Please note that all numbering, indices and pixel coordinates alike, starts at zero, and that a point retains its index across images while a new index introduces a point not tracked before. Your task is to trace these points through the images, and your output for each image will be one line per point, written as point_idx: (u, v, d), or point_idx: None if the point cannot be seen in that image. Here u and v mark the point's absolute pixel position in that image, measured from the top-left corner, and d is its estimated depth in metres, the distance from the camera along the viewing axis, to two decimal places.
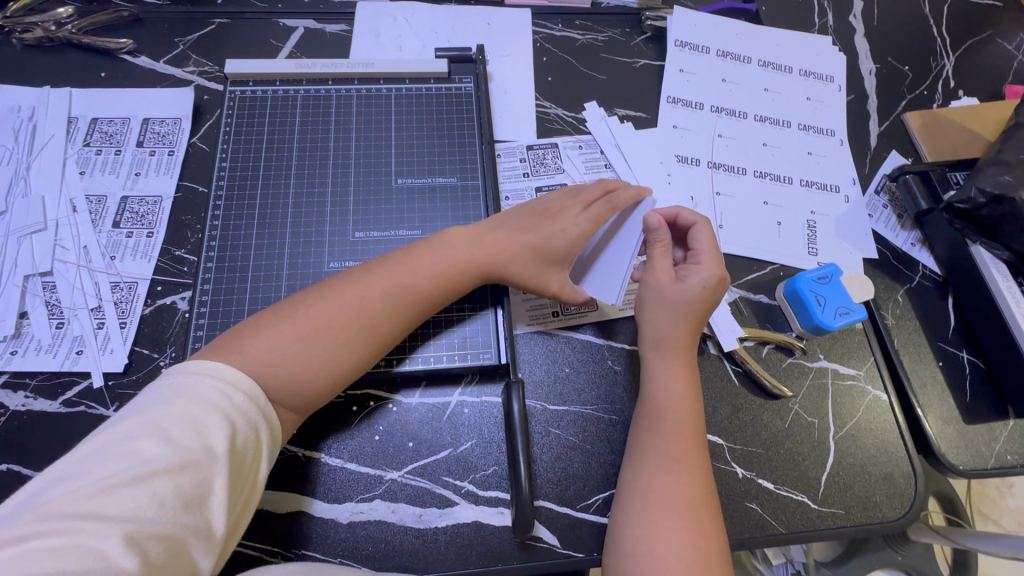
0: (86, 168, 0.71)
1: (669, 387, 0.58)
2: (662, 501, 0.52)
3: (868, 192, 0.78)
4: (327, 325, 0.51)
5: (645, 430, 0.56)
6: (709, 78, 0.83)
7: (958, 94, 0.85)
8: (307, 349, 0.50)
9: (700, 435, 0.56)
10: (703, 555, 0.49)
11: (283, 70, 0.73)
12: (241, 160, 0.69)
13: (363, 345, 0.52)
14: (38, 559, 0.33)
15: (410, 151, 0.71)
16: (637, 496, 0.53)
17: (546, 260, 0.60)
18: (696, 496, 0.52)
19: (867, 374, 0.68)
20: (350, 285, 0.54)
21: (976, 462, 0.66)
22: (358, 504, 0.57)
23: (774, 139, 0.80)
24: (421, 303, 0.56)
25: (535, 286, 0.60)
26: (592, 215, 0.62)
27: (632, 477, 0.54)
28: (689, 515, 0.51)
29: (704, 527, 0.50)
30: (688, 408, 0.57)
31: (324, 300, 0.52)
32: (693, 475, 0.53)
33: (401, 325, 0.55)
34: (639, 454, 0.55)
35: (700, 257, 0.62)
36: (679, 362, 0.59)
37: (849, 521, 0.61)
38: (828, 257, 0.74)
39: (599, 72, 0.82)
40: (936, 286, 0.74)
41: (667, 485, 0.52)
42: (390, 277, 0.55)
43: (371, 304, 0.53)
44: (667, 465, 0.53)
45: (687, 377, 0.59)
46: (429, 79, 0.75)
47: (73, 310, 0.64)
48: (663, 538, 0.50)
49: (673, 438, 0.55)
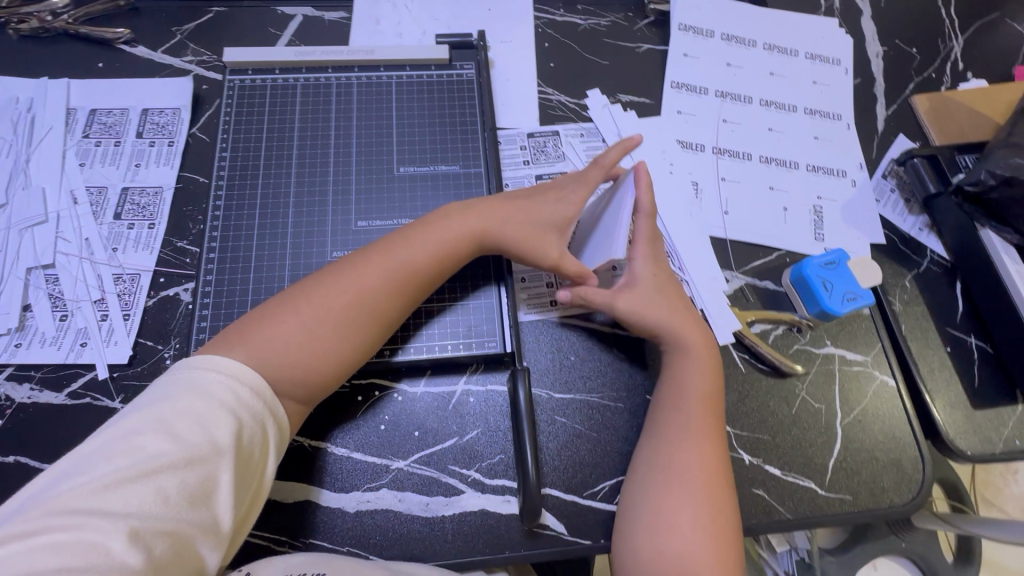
0: (86, 160, 0.70)
1: (695, 376, 0.58)
2: (679, 480, 0.52)
3: (876, 177, 0.77)
4: (327, 311, 0.51)
5: (668, 414, 0.56)
6: (713, 63, 0.82)
7: (967, 77, 0.84)
8: (309, 336, 0.50)
9: (721, 424, 0.56)
10: (714, 533, 0.50)
11: (282, 58, 0.72)
12: (242, 150, 0.68)
13: (364, 328, 0.52)
14: (45, 554, 0.33)
15: (412, 139, 0.71)
16: (656, 472, 0.54)
17: (539, 231, 0.59)
18: (712, 476, 0.53)
19: (874, 360, 0.67)
20: (345, 271, 0.54)
21: (984, 447, 0.66)
22: (365, 494, 0.57)
23: (780, 123, 0.79)
24: (418, 283, 0.55)
25: (531, 253, 0.58)
26: (583, 192, 0.61)
27: (653, 453, 0.55)
28: (705, 495, 0.52)
29: (719, 506, 0.52)
30: (711, 392, 0.57)
31: (321, 288, 0.52)
32: (712, 460, 0.54)
33: (400, 307, 0.55)
34: (659, 434, 0.56)
35: (639, 248, 0.61)
36: (699, 350, 0.59)
37: (856, 506, 0.61)
38: (835, 243, 0.73)
39: (602, 58, 0.81)
40: (944, 271, 0.73)
41: (691, 469, 0.53)
42: (386, 259, 0.55)
43: (370, 287, 0.53)
44: (690, 450, 0.54)
45: (707, 363, 0.58)
46: (430, 66, 0.74)
47: (77, 303, 0.63)
48: (677, 515, 0.51)
49: (692, 422, 0.55)
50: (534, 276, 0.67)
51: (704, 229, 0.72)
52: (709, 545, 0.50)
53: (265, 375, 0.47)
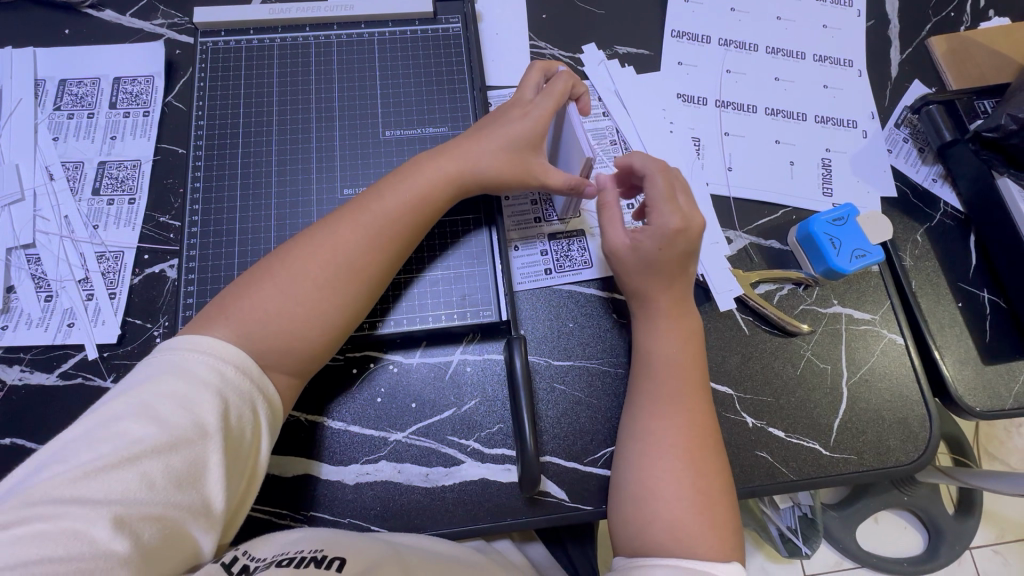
0: (60, 134, 0.67)
1: (668, 342, 0.56)
2: (656, 442, 0.52)
3: (888, 126, 0.73)
4: (307, 276, 0.49)
5: (638, 383, 0.55)
6: (716, 9, 0.77)
7: (988, 15, 0.78)
8: (291, 303, 0.48)
9: (699, 382, 0.55)
10: (700, 492, 0.49)
11: (256, 16, 0.67)
12: (218, 118, 0.65)
13: (349, 292, 0.50)
14: (24, 545, 0.33)
15: (398, 100, 0.67)
16: (635, 439, 0.53)
17: (518, 153, 0.57)
18: (690, 434, 0.52)
19: (883, 318, 0.65)
20: (322, 233, 0.51)
21: (994, 403, 0.64)
22: (364, 466, 0.57)
23: (787, 72, 0.75)
24: (397, 229, 0.53)
25: (516, 177, 0.57)
26: (550, 104, 0.57)
27: (630, 420, 0.54)
28: (686, 456, 0.51)
29: (702, 466, 0.51)
30: (678, 352, 0.55)
31: (299, 251, 0.50)
32: (693, 423, 0.52)
33: (382, 262, 0.52)
34: (636, 402, 0.55)
35: (662, 208, 0.55)
36: (666, 310, 0.56)
37: (860, 465, 0.60)
38: (844, 197, 0.70)
39: (598, 7, 0.76)
40: (957, 225, 0.70)
41: (672, 433, 0.52)
42: (359, 212, 0.53)
43: (349, 246, 0.51)
44: (668, 416, 0.52)
45: (674, 323, 0.56)
46: (413, 21, 0.70)
47: (61, 283, 0.62)
48: (658, 477, 0.50)
49: (664, 388, 0.54)
50: (527, 244, 0.65)
51: (706, 187, 0.69)
52: (695, 505, 0.49)
53: (248, 346, 0.45)
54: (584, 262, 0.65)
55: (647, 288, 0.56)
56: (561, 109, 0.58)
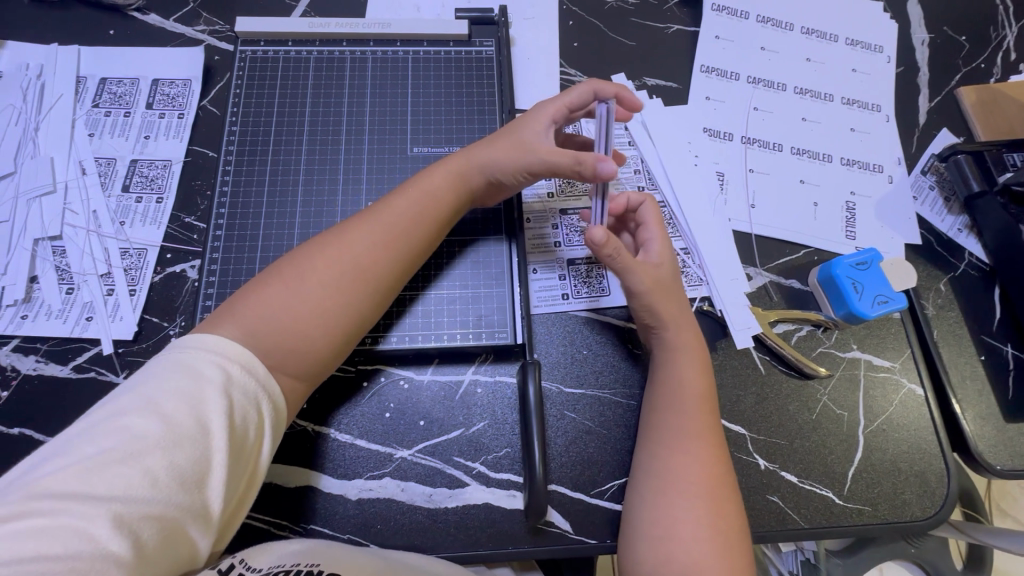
0: (96, 130, 0.69)
1: (690, 378, 0.55)
2: (676, 482, 0.50)
3: (914, 173, 0.73)
4: (313, 275, 0.49)
5: (660, 416, 0.54)
6: (747, 47, 0.77)
7: (1019, 69, 0.78)
8: (295, 301, 0.48)
9: (716, 418, 0.54)
10: (718, 536, 0.48)
11: (295, 29, 0.69)
12: (252, 125, 0.66)
13: (353, 290, 0.50)
14: (23, 540, 0.33)
15: (428, 118, 0.68)
16: (653, 476, 0.52)
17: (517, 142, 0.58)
18: (711, 475, 0.51)
19: (903, 366, 0.64)
20: (336, 237, 0.52)
21: (1015, 462, 0.62)
22: (367, 482, 0.56)
23: (814, 113, 0.75)
24: (400, 226, 0.54)
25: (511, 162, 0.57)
26: (557, 104, 0.58)
27: (649, 457, 0.53)
28: (706, 498, 0.49)
29: (717, 507, 0.49)
30: (702, 389, 0.55)
31: (308, 253, 0.51)
32: (713, 462, 0.51)
33: (386, 260, 0.52)
34: (652, 436, 0.54)
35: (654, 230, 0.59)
36: (688, 348, 0.56)
37: (874, 517, 0.59)
38: (867, 242, 0.69)
39: (630, 38, 0.76)
40: (982, 277, 0.69)
41: (692, 469, 0.51)
42: (367, 216, 0.54)
43: (356, 247, 0.51)
44: (687, 453, 0.52)
45: (694, 359, 0.56)
46: (448, 42, 0.71)
47: (83, 276, 0.63)
48: (678, 518, 0.49)
49: (685, 424, 0.53)
50: (546, 268, 0.65)
51: (727, 223, 0.68)
52: (716, 549, 0.48)
53: (250, 344, 0.45)
54: (602, 290, 0.64)
55: (671, 316, 0.57)
56: (564, 116, 0.59)
